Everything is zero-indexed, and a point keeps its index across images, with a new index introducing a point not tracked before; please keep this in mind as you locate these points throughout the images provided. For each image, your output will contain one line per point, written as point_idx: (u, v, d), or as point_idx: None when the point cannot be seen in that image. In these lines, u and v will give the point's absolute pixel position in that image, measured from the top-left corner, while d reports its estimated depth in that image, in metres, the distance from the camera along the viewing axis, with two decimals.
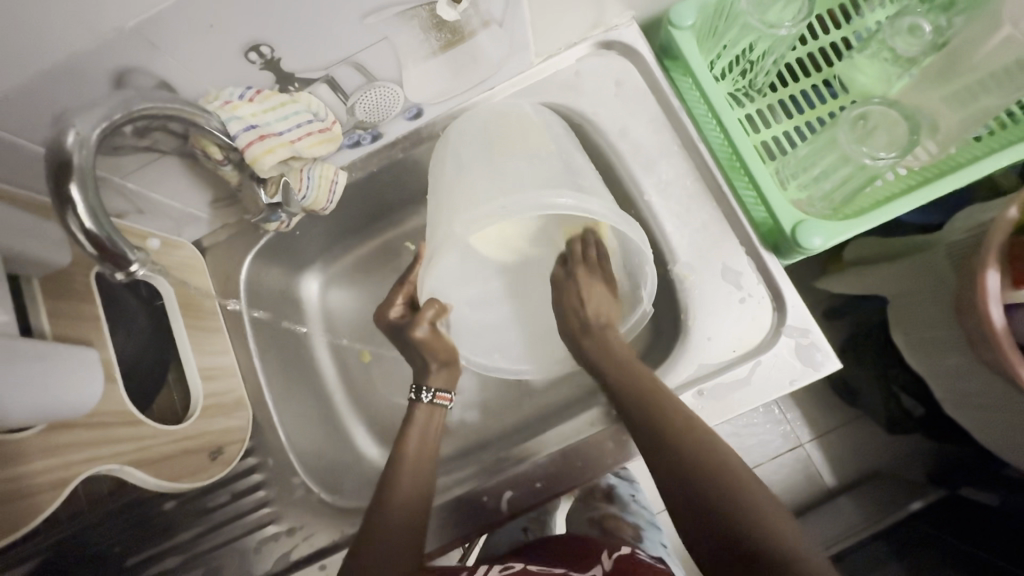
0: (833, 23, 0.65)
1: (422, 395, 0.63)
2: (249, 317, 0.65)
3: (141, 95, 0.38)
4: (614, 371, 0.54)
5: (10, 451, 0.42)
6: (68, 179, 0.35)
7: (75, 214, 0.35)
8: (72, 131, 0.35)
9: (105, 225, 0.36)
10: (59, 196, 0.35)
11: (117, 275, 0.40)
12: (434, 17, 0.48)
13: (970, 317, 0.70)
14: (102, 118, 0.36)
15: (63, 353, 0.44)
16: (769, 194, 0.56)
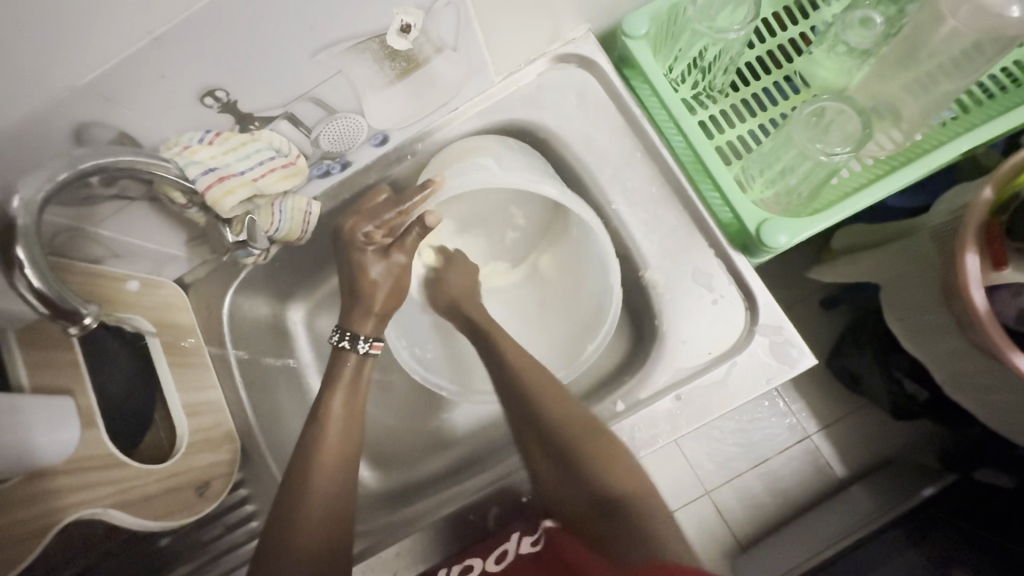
0: (790, 19, 0.66)
1: (357, 346, 0.60)
2: (235, 350, 0.66)
3: (94, 150, 0.39)
4: (555, 432, 0.54)
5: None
6: (14, 241, 0.36)
7: (24, 274, 0.36)
8: (16, 196, 0.36)
9: (51, 282, 0.37)
10: (6, 257, 0.36)
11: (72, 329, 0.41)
12: (385, 48, 0.49)
13: (956, 301, 0.69)
14: (46, 179, 0.37)
15: (38, 403, 0.46)
16: (732, 196, 0.56)
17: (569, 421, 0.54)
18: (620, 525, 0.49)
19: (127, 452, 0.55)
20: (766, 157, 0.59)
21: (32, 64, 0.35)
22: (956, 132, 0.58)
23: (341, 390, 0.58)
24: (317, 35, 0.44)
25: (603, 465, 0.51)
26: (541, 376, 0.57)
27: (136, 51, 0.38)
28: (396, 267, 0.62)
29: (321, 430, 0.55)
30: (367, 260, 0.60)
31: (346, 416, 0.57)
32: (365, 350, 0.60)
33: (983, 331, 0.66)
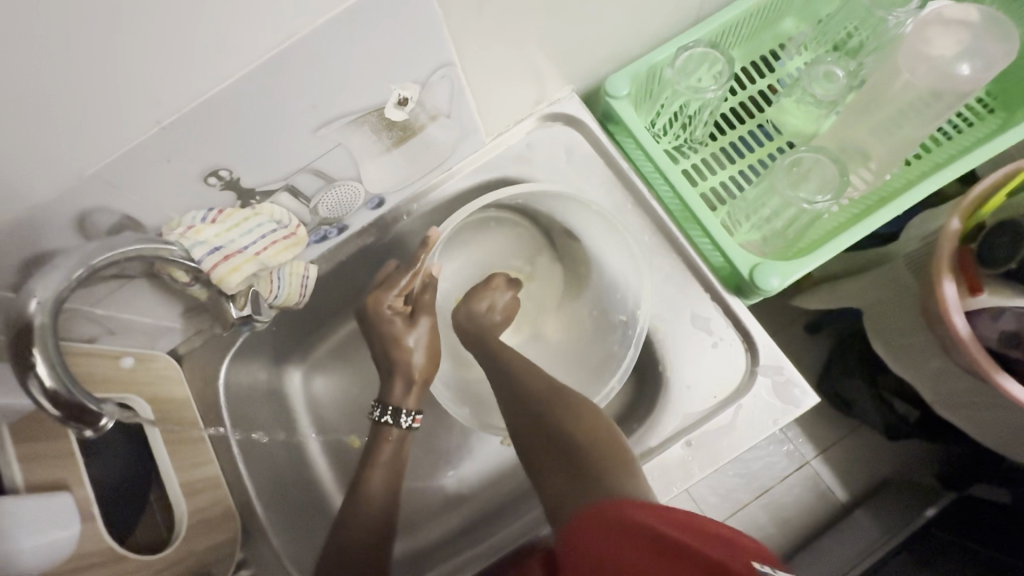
0: (757, 73, 0.71)
1: (400, 420, 0.60)
2: (232, 419, 0.64)
3: (102, 244, 0.40)
4: (529, 397, 0.50)
5: None
6: (30, 343, 0.35)
7: (36, 376, 0.35)
8: (33, 298, 0.35)
9: (64, 379, 0.36)
10: (20, 360, 0.35)
11: (87, 431, 0.39)
12: (383, 119, 0.50)
13: (938, 327, 0.72)
14: (62, 279, 0.37)
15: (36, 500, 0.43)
16: (723, 242, 0.59)
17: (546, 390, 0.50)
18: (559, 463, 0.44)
19: (123, 541, 0.52)
20: (751, 203, 0.62)
21: (43, 157, 0.36)
22: (921, 171, 0.62)
23: (385, 469, 0.59)
24: (320, 113, 0.46)
25: (567, 410, 0.47)
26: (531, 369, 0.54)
27: (144, 139, 0.38)
28: (425, 331, 0.63)
29: (352, 526, 0.55)
30: (399, 331, 0.62)
31: (389, 509, 0.58)
32: (407, 425, 0.61)
33: (967, 354, 0.68)
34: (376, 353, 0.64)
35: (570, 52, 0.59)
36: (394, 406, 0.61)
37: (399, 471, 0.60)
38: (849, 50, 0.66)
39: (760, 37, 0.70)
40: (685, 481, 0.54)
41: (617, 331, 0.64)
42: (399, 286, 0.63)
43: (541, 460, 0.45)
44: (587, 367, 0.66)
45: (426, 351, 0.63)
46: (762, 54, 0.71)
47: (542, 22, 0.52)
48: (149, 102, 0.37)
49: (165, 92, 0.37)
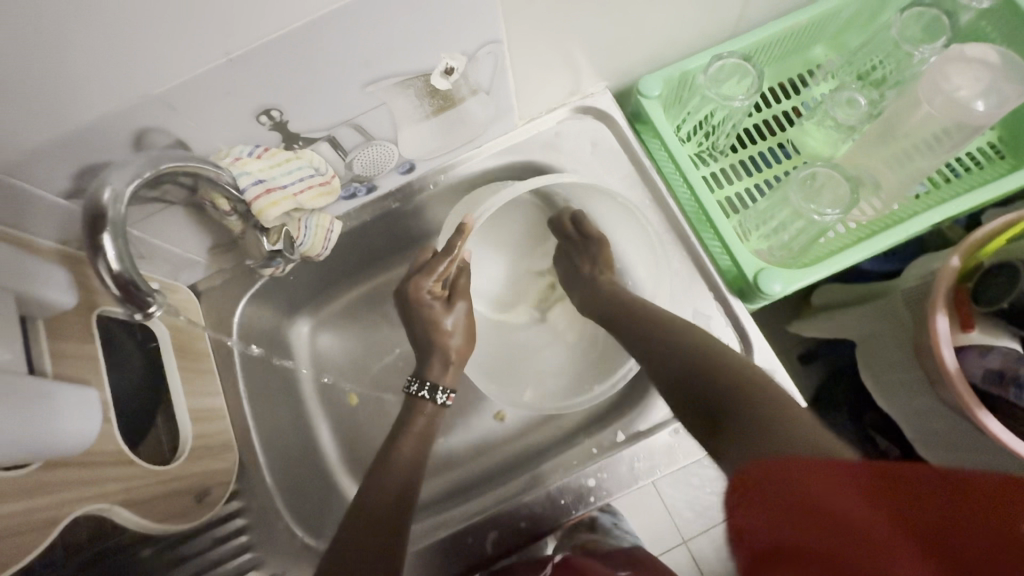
0: (783, 94, 0.74)
1: (435, 396, 0.63)
2: (239, 358, 0.67)
3: (166, 155, 0.43)
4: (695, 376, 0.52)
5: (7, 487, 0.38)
6: (101, 230, 0.38)
7: (104, 259, 0.39)
8: (108, 188, 0.39)
9: (129, 269, 0.40)
10: (92, 244, 0.39)
11: (136, 315, 0.44)
12: (428, 86, 0.53)
13: (927, 359, 0.75)
14: (134, 175, 0.40)
15: (72, 391, 0.44)
16: (733, 245, 0.61)
17: (702, 358, 0.53)
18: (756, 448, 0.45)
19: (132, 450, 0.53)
20: (762, 213, 0.65)
21: (121, 73, 0.39)
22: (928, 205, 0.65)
23: (411, 437, 0.61)
24: (371, 70, 0.49)
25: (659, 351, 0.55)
26: (705, 337, 0.55)
27: (212, 69, 0.41)
28: (462, 312, 0.66)
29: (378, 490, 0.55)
30: (437, 313, 0.64)
31: (401, 476, 0.57)
32: (442, 401, 0.64)
33: (952, 390, 0.71)
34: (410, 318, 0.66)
35: (609, 48, 0.62)
36: (433, 382, 0.64)
37: (427, 442, 0.63)
38: (873, 81, 0.69)
39: (791, 59, 0.73)
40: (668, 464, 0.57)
41: (628, 314, 0.67)
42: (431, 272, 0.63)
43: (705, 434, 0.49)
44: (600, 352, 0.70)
45: (462, 334, 0.66)
46: (790, 76, 0.74)
47: (589, 13, 0.55)
48: (222, 34, 0.39)
49: (238, 24, 0.39)
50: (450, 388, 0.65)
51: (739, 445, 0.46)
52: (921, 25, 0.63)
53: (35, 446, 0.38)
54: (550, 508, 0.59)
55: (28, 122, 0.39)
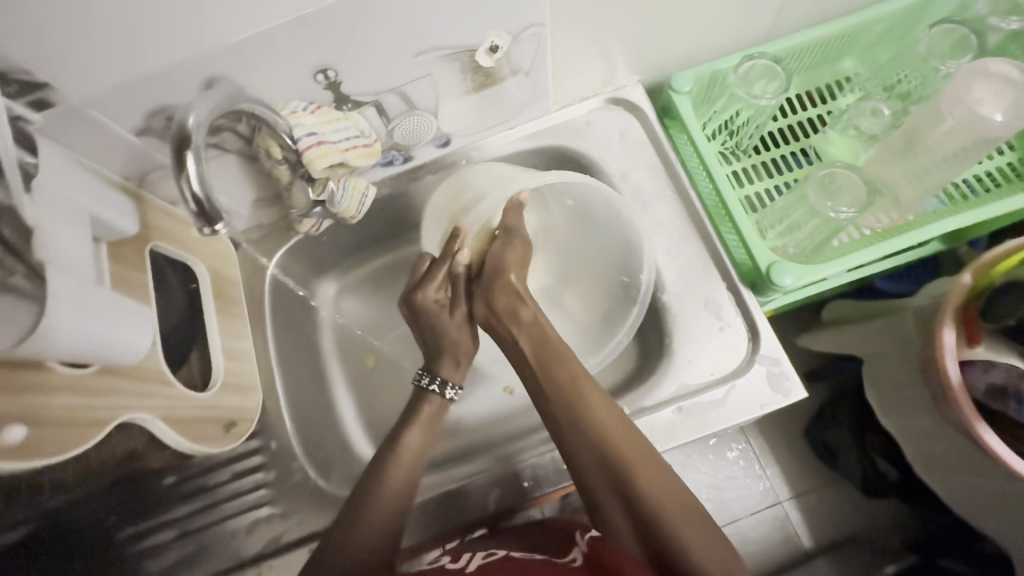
0: (811, 102, 0.77)
1: (444, 390, 0.65)
2: (270, 309, 0.71)
3: (237, 95, 0.48)
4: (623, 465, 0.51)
5: (55, 382, 0.40)
6: (187, 146, 0.43)
7: (184, 175, 0.42)
8: (192, 115, 0.44)
9: (209, 191, 0.44)
10: (178, 161, 0.43)
11: (205, 231, 0.46)
12: (472, 62, 0.57)
13: (932, 374, 0.76)
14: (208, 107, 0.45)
15: (124, 306, 0.46)
16: (749, 238, 0.64)
17: (613, 449, 0.52)
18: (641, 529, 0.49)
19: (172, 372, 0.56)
20: (780, 212, 0.67)
21: (202, 21, 0.43)
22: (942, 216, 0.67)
23: (417, 428, 0.61)
24: (423, 39, 0.52)
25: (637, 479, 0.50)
26: (615, 429, 0.53)
27: (281, 24, 0.45)
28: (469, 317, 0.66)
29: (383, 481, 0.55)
30: (444, 316, 0.65)
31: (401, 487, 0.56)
32: (450, 396, 0.65)
33: (955, 404, 0.72)
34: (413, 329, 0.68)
35: (645, 42, 0.65)
36: (438, 376, 0.65)
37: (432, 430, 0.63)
38: (898, 94, 0.72)
39: (821, 69, 0.76)
40: (669, 441, 0.59)
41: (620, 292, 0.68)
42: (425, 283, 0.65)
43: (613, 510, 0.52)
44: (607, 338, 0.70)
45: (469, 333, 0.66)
46: (819, 85, 0.76)
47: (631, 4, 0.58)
48: None
49: None
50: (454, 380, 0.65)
51: (637, 541, 0.50)
52: (950, 42, 0.65)
53: (81, 345, 0.40)
54: (553, 473, 0.62)
55: (115, 59, 0.43)
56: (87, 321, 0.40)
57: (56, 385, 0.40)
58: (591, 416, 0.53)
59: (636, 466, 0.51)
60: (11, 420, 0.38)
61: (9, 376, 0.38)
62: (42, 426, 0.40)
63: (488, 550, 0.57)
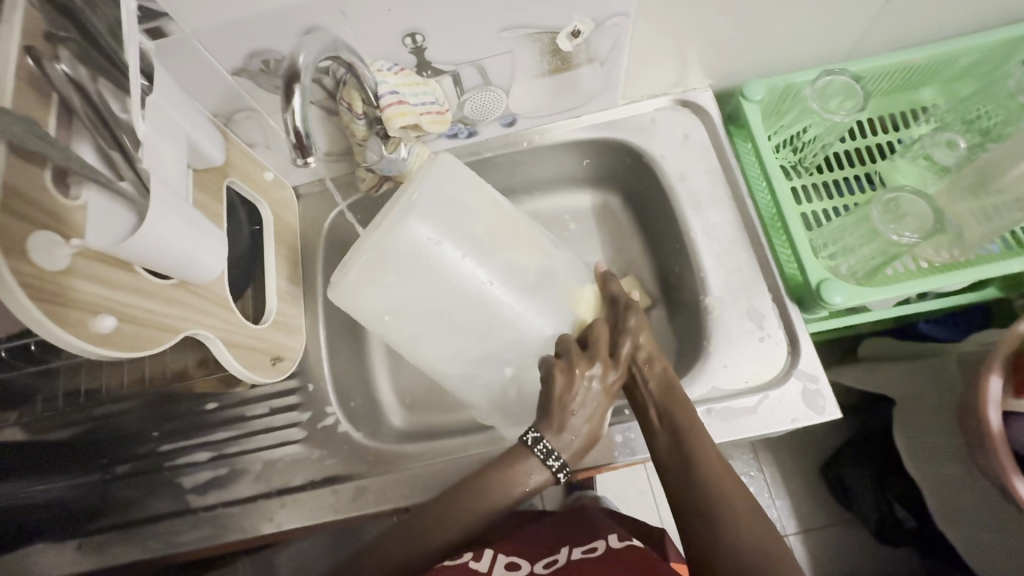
0: (882, 128, 0.76)
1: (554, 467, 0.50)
2: (322, 260, 0.74)
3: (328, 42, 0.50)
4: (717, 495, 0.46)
5: (143, 287, 0.42)
6: (294, 83, 0.46)
7: (288, 111, 0.45)
8: (303, 54, 0.47)
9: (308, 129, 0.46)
10: (286, 97, 0.46)
11: (298, 162, 0.48)
12: (553, 44, 0.58)
13: (971, 422, 0.74)
14: (319, 49, 0.49)
15: (207, 226, 0.47)
16: (803, 253, 0.63)
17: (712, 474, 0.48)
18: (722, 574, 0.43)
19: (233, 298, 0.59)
20: (837, 232, 0.66)
21: None
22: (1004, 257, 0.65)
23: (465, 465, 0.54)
24: (510, 15, 0.54)
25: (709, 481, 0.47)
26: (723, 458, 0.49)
27: None
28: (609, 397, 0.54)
29: (455, 510, 0.50)
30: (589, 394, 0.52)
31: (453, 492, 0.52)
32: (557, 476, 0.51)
33: (992, 452, 0.71)
34: (547, 380, 0.52)
35: (723, 46, 0.66)
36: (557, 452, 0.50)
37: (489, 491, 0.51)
38: (977, 130, 0.70)
39: (899, 96, 0.75)
40: None
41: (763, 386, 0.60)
42: (625, 334, 0.56)
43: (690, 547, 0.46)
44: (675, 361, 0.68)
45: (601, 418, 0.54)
46: (893, 112, 0.75)
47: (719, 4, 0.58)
48: None
49: None
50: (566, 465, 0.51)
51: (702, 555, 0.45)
52: None
53: (167, 253, 0.41)
54: None
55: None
56: (176, 232, 0.42)
57: (131, 286, 0.40)
58: (699, 436, 0.51)
59: (719, 477, 0.48)
60: (103, 308, 0.38)
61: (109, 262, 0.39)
62: (126, 321, 0.40)
63: (513, 558, 0.55)
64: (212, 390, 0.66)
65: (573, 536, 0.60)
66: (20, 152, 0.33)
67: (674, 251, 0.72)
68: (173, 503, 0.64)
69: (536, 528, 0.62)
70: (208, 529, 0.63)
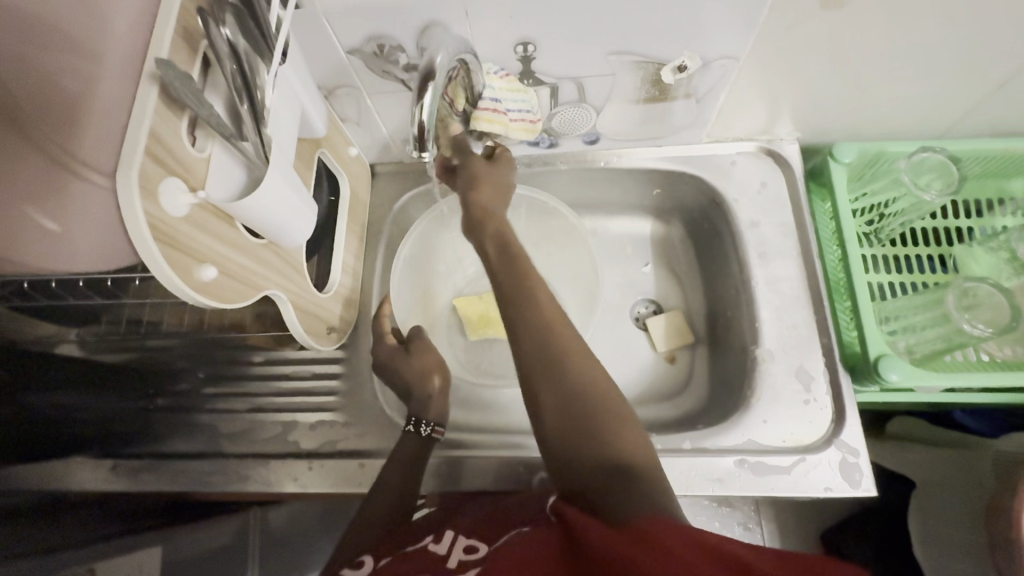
0: (965, 212, 0.74)
1: (420, 429, 0.62)
2: (386, 240, 0.76)
3: (458, 40, 0.50)
4: (565, 371, 0.45)
5: (240, 242, 0.43)
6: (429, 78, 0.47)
7: (419, 103, 0.47)
8: (442, 53, 0.49)
9: (430, 123, 0.48)
10: (419, 90, 0.47)
11: (415, 151, 0.50)
12: (656, 74, 0.59)
13: (1000, 524, 0.72)
14: (455, 49, 0.50)
15: (305, 196, 0.49)
16: (866, 324, 0.63)
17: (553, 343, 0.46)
18: (582, 441, 0.42)
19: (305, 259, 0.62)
20: (906, 308, 0.65)
21: None
22: None
23: (401, 457, 0.60)
24: (623, 41, 0.54)
25: (615, 426, 0.43)
26: (563, 328, 0.47)
27: None
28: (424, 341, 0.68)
29: (386, 483, 0.58)
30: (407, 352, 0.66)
31: (409, 464, 0.60)
32: (426, 433, 0.62)
33: None
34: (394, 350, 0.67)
35: (822, 103, 0.65)
36: (416, 416, 0.63)
37: (418, 474, 0.60)
38: None
39: (987, 182, 0.73)
40: (722, 488, 0.58)
41: (798, 444, 0.60)
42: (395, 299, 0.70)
43: (542, 417, 0.44)
44: (710, 406, 0.70)
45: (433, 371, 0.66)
46: (979, 197, 0.74)
47: (829, 62, 0.58)
48: None
49: None
50: (438, 422, 0.63)
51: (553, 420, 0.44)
52: None
53: (267, 216, 0.43)
54: None
55: None
56: (284, 198, 0.44)
57: (234, 241, 0.42)
58: (537, 299, 0.48)
59: (562, 345, 0.46)
60: (208, 257, 0.39)
61: (221, 213, 0.41)
62: (223, 274, 0.41)
63: (472, 537, 0.47)
64: (262, 345, 0.69)
65: (537, 507, 0.49)
66: (169, 99, 0.36)
67: (730, 296, 0.72)
68: (205, 444, 0.67)
69: (502, 504, 0.53)
70: (232, 476, 0.64)
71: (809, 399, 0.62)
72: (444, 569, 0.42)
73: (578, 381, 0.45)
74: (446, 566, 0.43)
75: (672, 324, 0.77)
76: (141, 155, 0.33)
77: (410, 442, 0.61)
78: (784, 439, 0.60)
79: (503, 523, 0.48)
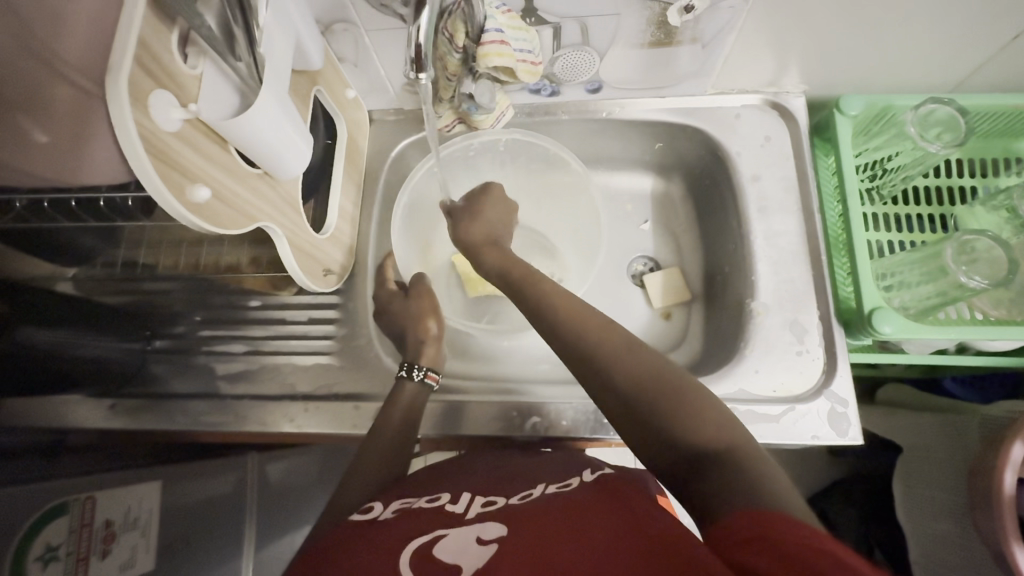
0: (968, 171, 0.73)
1: (412, 373, 0.62)
2: (383, 187, 0.75)
3: None
4: (620, 368, 0.46)
5: (233, 169, 0.43)
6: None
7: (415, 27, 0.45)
8: None
9: (426, 49, 0.47)
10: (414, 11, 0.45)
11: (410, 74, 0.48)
12: (661, 15, 0.57)
13: (981, 481, 0.73)
14: None
15: (300, 126, 0.48)
16: (862, 277, 0.63)
17: (603, 346, 0.48)
18: (661, 436, 0.43)
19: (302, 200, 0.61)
20: (903, 263, 0.65)
21: None
22: None
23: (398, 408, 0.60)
24: None
25: (688, 411, 0.42)
26: (606, 328, 0.48)
27: None
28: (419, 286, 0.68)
29: (382, 435, 0.58)
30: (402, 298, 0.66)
31: (403, 413, 0.60)
32: (418, 378, 0.62)
33: (998, 515, 0.70)
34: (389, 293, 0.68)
35: (830, 53, 0.64)
36: (408, 362, 0.63)
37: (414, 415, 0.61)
38: None
39: (992, 141, 0.72)
40: None
41: (788, 394, 0.61)
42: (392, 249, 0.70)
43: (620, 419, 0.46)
44: (704, 359, 0.70)
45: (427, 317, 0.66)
46: (983, 156, 0.73)
47: (841, 8, 0.56)
48: None
49: None
50: (430, 367, 0.64)
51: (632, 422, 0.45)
52: None
53: (259, 141, 0.42)
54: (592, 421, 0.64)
55: None
56: (277, 122, 0.43)
57: (226, 165, 0.42)
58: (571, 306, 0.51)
59: (605, 340, 0.48)
60: (200, 177, 0.39)
61: (212, 134, 0.40)
62: (215, 197, 0.41)
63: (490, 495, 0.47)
64: (259, 288, 0.69)
65: (555, 469, 0.50)
66: (157, 8, 0.34)
67: (727, 251, 0.72)
68: (202, 385, 0.67)
69: (509, 461, 0.55)
70: (229, 416, 0.65)
71: (801, 352, 0.63)
72: (463, 523, 0.43)
73: (630, 370, 0.45)
74: (466, 519, 0.44)
75: (669, 280, 0.77)
76: (130, 60, 0.32)
77: (404, 389, 0.61)
78: (774, 389, 0.61)
79: (512, 479, 0.50)
